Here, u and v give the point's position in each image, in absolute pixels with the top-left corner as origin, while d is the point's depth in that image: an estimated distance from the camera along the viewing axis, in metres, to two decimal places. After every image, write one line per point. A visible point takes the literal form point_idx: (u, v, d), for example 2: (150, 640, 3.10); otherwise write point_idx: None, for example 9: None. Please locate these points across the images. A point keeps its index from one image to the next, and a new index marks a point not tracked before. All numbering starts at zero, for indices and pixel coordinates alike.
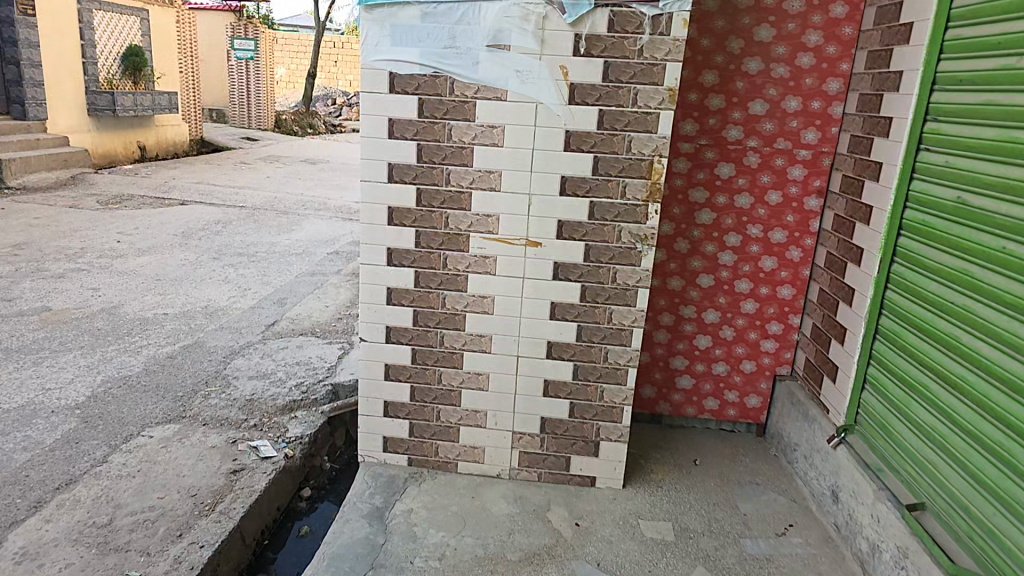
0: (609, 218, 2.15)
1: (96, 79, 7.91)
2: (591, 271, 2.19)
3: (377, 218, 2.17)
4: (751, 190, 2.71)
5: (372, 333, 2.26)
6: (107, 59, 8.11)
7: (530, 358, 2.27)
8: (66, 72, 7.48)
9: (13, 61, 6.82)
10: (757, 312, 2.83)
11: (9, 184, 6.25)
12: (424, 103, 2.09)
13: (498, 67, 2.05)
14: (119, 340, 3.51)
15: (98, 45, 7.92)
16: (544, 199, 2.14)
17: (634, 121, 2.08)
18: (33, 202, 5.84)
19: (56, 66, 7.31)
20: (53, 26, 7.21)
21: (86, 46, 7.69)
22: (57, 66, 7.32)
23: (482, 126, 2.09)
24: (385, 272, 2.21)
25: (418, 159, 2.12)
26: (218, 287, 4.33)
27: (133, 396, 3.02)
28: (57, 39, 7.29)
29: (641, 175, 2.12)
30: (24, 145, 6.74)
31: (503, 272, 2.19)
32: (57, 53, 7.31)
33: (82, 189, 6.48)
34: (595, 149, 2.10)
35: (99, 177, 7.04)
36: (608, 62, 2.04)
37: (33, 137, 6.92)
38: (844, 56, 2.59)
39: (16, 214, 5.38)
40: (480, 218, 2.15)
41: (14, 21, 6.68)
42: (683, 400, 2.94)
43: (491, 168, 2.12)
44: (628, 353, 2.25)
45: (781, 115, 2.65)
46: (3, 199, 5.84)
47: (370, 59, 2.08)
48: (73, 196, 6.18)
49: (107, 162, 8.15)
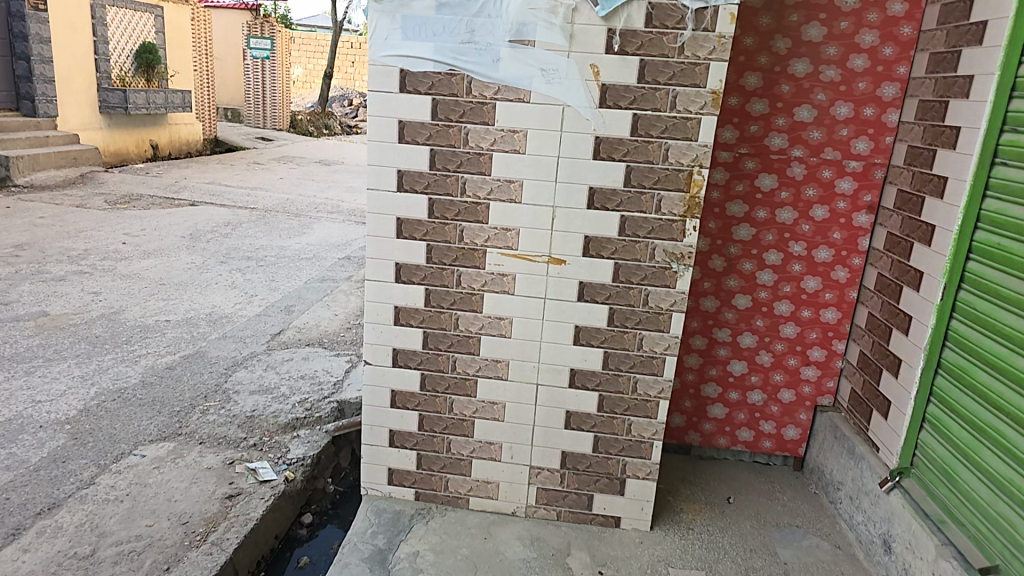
0: (641, 234, 1.93)
1: (109, 77, 7.86)
2: (621, 293, 1.98)
3: (385, 230, 1.98)
4: (795, 204, 2.48)
5: (377, 355, 2.06)
6: (120, 56, 8.06)
7: (551, 387, 2.06)
8: (78, 68, 7.42)
9: (24, 57, 6.76)
10: (798, 337, 2.59)
11: (16, 182, 6.18)
12: (438, 105, 1.89)
13: (521, 65, 1.85)
14: (117, 349, 3.36)
15: (111, 42, 7.86)
16: (570, 213, 1.93)
17: (672, 128, 1.86)
18: (39, 201, 5.75)
19: (68, 62, 7.25)
20: (66, 22, 7.16)
21: (98, 42, 7.63)
22: (69, 63, 7.27)
23: (502, 130, 1.89)
24: (393, 290, 2.01)
25: (431, 166, 1.92)
26: (222, 293, 4.17)
27: (128, 411, 2.86)
28: (69, 35, 7.23)
29: (679, 188, 1.90)
30: (33, 142, 6.68)
31: (522, 292, 1.99)
32: (69, 49, 7.25)
33: (91, 188, 6.39)
34: (627, 158, 1.89)
35: (109, 175, 6.96)
36: (644, 60, 1.83)
37: (42, 134, 6.85)
38: (901, 59, 2.35)
39: (21, 213, 5.29)
40: (498, 232, 1.95)
41: (25, 16, 6.62)
42: (714, 430, 2.71)
43: (512, 178, 1.92)
44: (660, 383, 2.05)
45: (829, 122, 2.41)
46: (10, 197, 5.77)
47: (378, 54, 1.88)
48: (81, 195, 6.09)
49: (118, 161, 8.09)
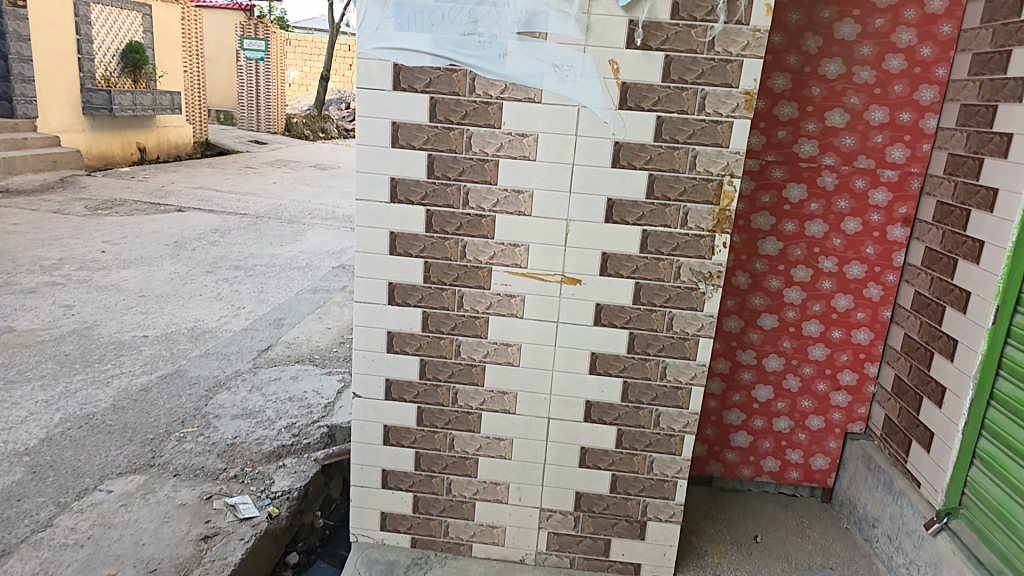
0: (665, 251, 1.72)
1: (93, 77, 7.60)
2: (643, 316, 1.76)
3: (376, 245, 1.75)
4: (826, 216, 2.26)
5: (367, 387, 1.83)
6: (105, 55, 7.79)
7: (564, 421, 1.84)
8: (59, 68, 7.14)
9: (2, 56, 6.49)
10: (827, 360, 2.38)
11: None
12: (436, 104, 1.67)
13: (530, 60, 1.63)
14: (88, 369, 3.13)
15: (95, 41, 7.59)
16: (587, 227, 1.71)
17: (700, 132, 1.65)
18: (14, 206, 5.48)
19: (49, 61, 6.97)
20: (46, 20, 6.88)
21: (81, 41, 7.36)
22: (49, 62, 6.99)
23: (510, 134, 1.67)
24: (386, 313, 1.78)
25: (429, 174, 1.70)
26: (207, 305, 3.93)
27: (95, 439, 2.66)
28: (50, 33, 6.95)
29: (707, 200, 1.69)
30: (10, 144, 6.41)
31: (532, 315, 1.77)
32: (50, 48, 6.98)
33: (72, 192, 6.13)
34: (650, 166, 1.67)
35: (90, 179, 6.70)
36: (670, 56, 1.61)
37: (20, 136, 6.58)
38: (940, 60, 2.12)
39: None
40: (505, 248, 1.73)
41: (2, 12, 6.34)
42: (737, 460, 2.49)
43: (521, 187, 1.70)
44: (685, 417, 1.83)
45: (863, 128, 2.19)
46: None
47: (368, 47, 1.65)
48: (60, 200, 5.83)
49: (103, 164, 7.87)
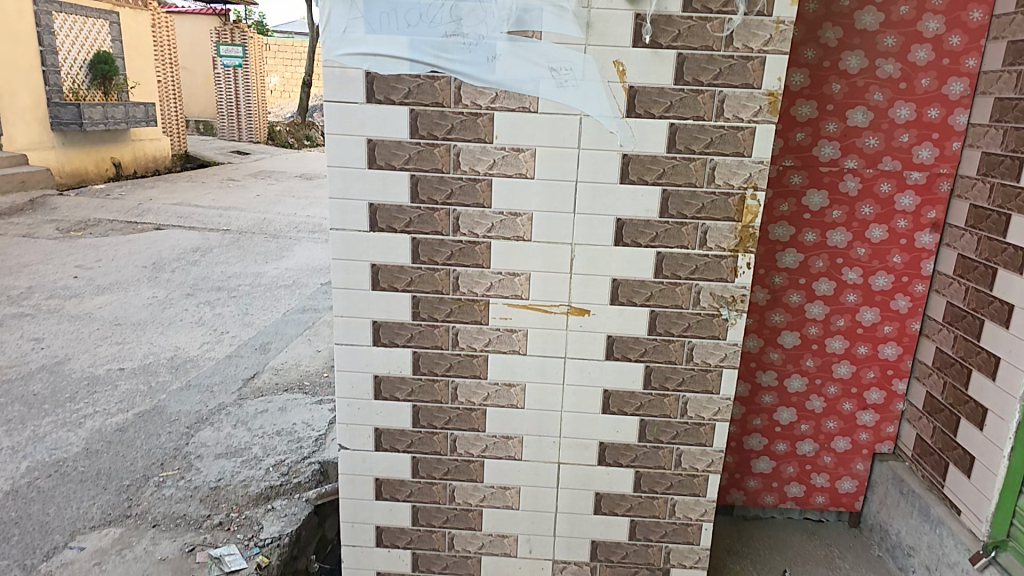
0: (682, 274, 1.53)
1: (60, 90, 7.31)
2: (660, 348, 1.57)
3: (357, 280, 1.54)
4: (849, 224, 2.08)
5: (354, 438, 1.63)
6: (71, 67, 7.51)
7: (575, 465, 1.65)
8: (23, 82, 6.84)
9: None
10: (853, 378, 2.20)
11: None
12: (418, 118, 1.46)
13: (524, 64, 1.43)
14: (57, 410, 2.92)
15: (60, 52, 7.30)
16: (594, 251, 1.52)
17: (719, 140, 1.46)
18: None
19: (12, 75, 6.68)
20: (7, 32, 6.58)
21: (45, 52, 7.06)
22: (13, 77, 6.69)
23: (504, 149, 1.47)
24: (371, 355, 1.58)
25: (413, 198, 1.50)
26: (188, 331, 3.72)
27: (65, 490, 2.45)
28: (12, 46, 6.65)
29: (729, 216, 1.50)
30: None
31: (536, 351, 1.58)
32: (12, 62, 6.67)
33: (43, 214, 5.88)
34: (663, 181, 1.48)
35: (62, 199, 6.43)
36: (682, 54, 1.42)
37: None
38: (971, 49, 1.94)
39: None
40: (504, 278, 1.54)
41: None
42: (759, 487, 2.31)
43: (517, 209, 1.50)
44: (708, 456, 1.65)
45: (887, 127, 2.01)
46: None
47: (334, 53, 1.43)
48: (29, 223, 5.58)
49: (75, 182, 7.62)
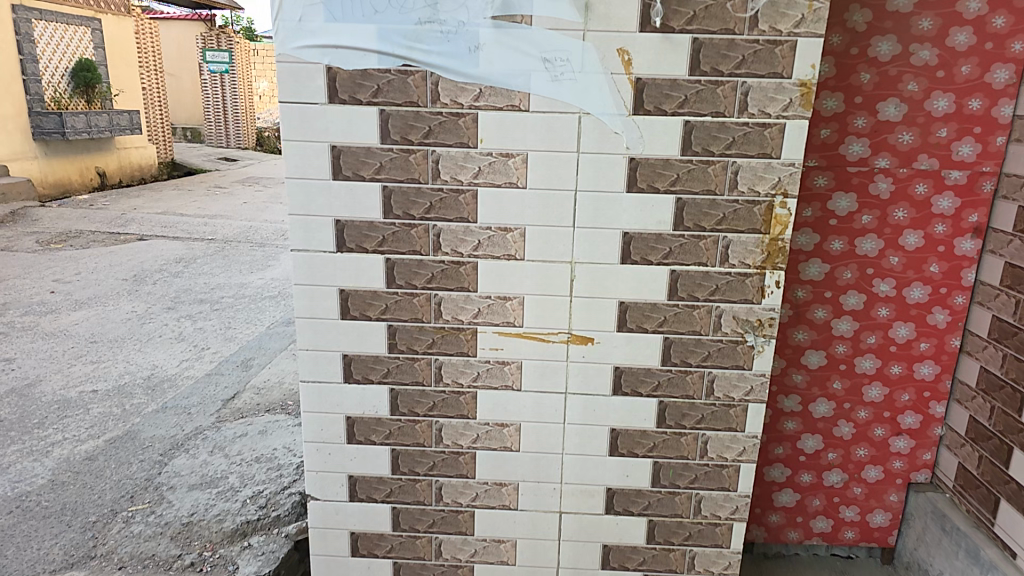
0: (700, 296, 1.32)
1: (41, 99, 7.14)
2: (676, 380, 1.36)
3: (324, 308, 1.34)
4: (880, 230, 1.86)
5: (325, 488, 1.43)
6: (52, 75, 7.33)
7: (579, 515, 1.44)
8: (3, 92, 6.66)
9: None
10: (886, 401, 1.98)
11: None
12: (389, 120, 1.25)
13: (511, 54, 1.22)
14: (24, 437, 2.72)
15: (41, 60, 7.12)
16: (597, 270, 1.31)
17: (743, 140, 1.25)
18: None
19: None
20: None
21: (25, 61, 6.87)
22: None
23: (491, 154, 1.26)
24: (341, 394, 1.37)
25: (386, 214, 1.29)
26: (167, 348, 3.53)
27: (26, 528, 2.23)
28: None
29: (754, 228, 1.28)
30: None
31: (533, 387, 1.37)
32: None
33: (23, 226, 5.72)
34: (676, 188, 1.27)
35: (45, 211, 6.27)
36: (698, 39, 1.21)
37: None
38: (1018, 31, 1.72)
39: None
40: (494, 302, 1.33)
41: None
42: (783, 522, 2.09)
43: (507, 224, 1.29)
44: (732, 502, 1.43)
45: (924, 120, 1.79)
46: None
47: (290, 46, 1.23)
48: (9, 235, 5.42)
49: (59, 192, 7.45)
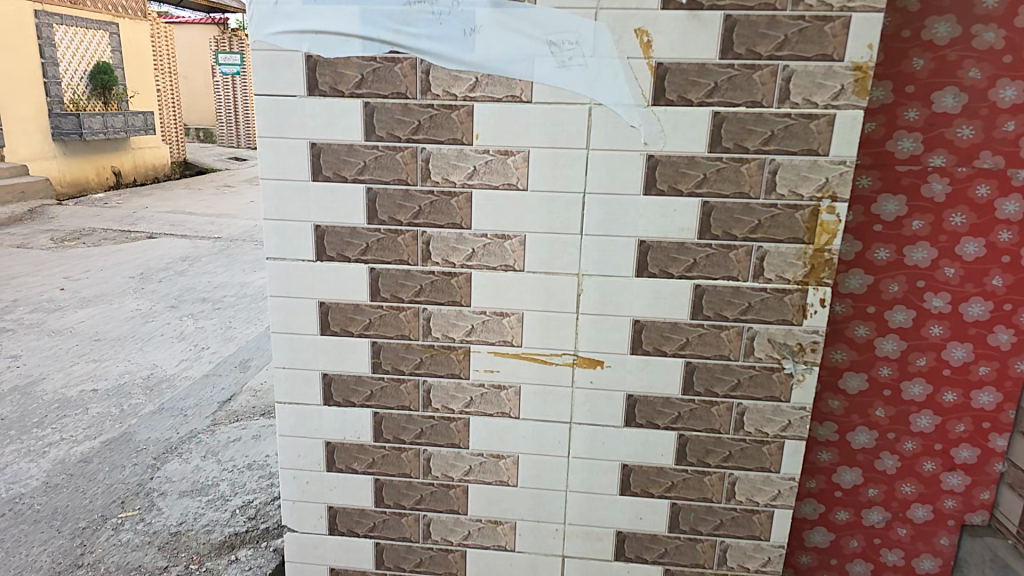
0: (730, 315, 1.13)
1: (60, 100, 7.26)
2: (699, 412, 1.18)
3: (302, 323, 1.20)
4: (934, 237, 1.55)
5: (302, 519, 1.29)
6: (71, 78, 7.45)
7: (584, 559, 1.27)
8: (24, 94, 6.80)
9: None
10: (937, 432, 1.66)
11: None
12: (373, 111, 1.11)
13: (511, 38, 1.06)
14: (23, 437, 2.69)
15: (61, 63, 7.26)
16: (608, 284, 1.14)
17: (783, 134, 1.06)
18: None
19: (14, 87, 6.65)
20: (9, 43, 6.54)
21: (46, 64, 7.01)
22: (14, 88, 6.66)
23: (487, 152, 1.11)
24: (320, 417, 1.24)
25: (370, 218, 1.15)
26: (168, 348, 3.50)
27: (16, 533, 2.16)
28: (14, 58, 6.62)
29: (795, 237, 1.10)
30: None
31: (533, 415, 1.20)
32: (12, 74, 6.63)
33: (41, 224, 5.83)
34: (703, 190, 1.09)
35: (62, 210, 6.40)
36: (732, 16, 1.03)
37: None
38: None
39: None
40: (489, 319, 1.17)
41: None
42: (813, 565, 1.80)
43: (505, 230, 1.13)
44: (763, 552, 1.24)
45: (988, 112, 1.49)
46: None
47: (264, 32, 1.09)
48: (26, 233, 5.53)
49: (77, 191, 7.59)
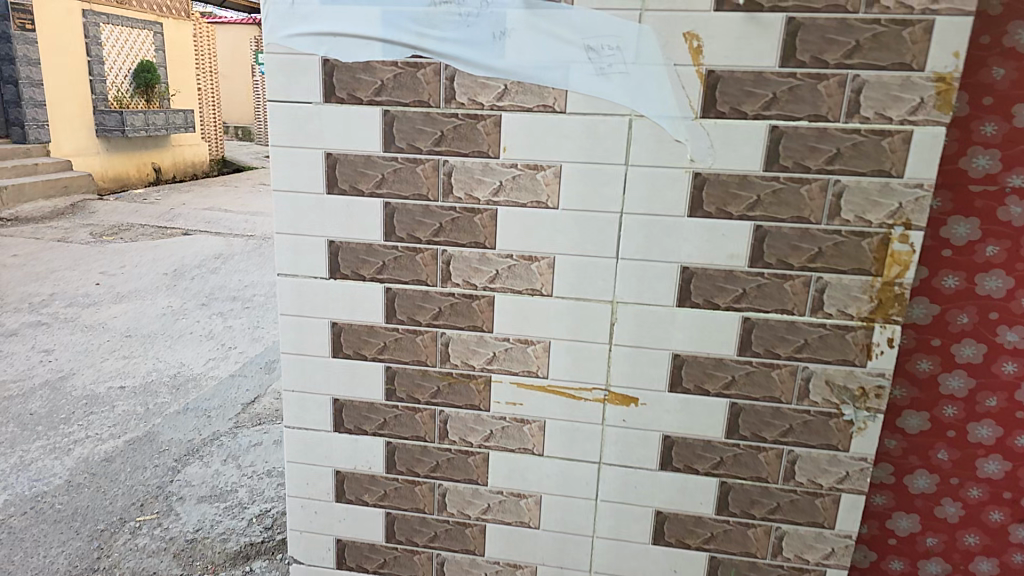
0: (783, 353, 1.01)
1: (105, 98, 7.47)
2: (744, 458, 1.06)
3: (314, 343, 1.13)
4: (1011, 265, 1.33)
5: (310, 551, 1.22)
6: (116, 76, 7.67)
7: None
8: (70, 90, 7.02)
9: (11, 81, 6.41)
10: (1008, 479, 1.43)
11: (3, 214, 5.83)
12: (393, 121, 1.03)
13: (544, 42, 0.97)
14: (50, 433, 2.70)
15: (106, 62, 7.46)
16: (644, 313, 1.04)
17: (851, 152, 0.94)
18: (19, 236, 5.35)
19: (60, 84, 6.87)
20: (57, 42, 6.76)
21: (93, 62, 7.22)
22: (61, 86, 6.88)
23: (515, 166, 1.01)
24: (330, 445, 1.16)
25: (387, 235, 1.07)
26: (196, 346, 3.51)
27: (36, 532, 2.14)
28: (61, 57, 6.84)
29: (861, 268, 0.97)
30: (21, 170, 6.31)
31: (558, 453, 1.10)
32: (59, 71, 6.85)
33: (82, 218, 5.99)
34: (756, 214, 0.98)
35: (102, 204, 6.56)
36: (794, 20, 0.91)
37: (32, 162, 6.50)
38: None
39: None
40: (512, 347, 1.08)
41: (11, 37, 6.27)
42: None
43: (533, 251, 1.04)
44: None
45: None
46: None
47: (280, 34, 1.03)
48: (67, 227, 5.68)
49: (118, 187, 7.77)
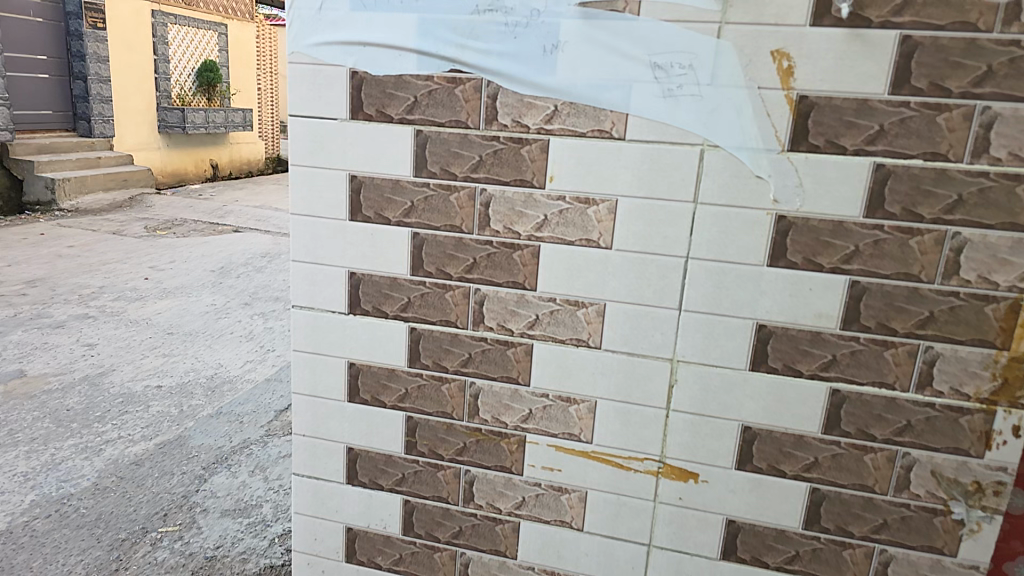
0: (878, 435, 0.84)
1: (170, 95, 7.70)
2: (823, 554, 0.89)
3: (330, 384, 1.02)
4: None
5: None
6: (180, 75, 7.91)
7: None
8: (136, 87, 7.25)
9: (81, 77, 6.67)
10: None
11: (62, 205, 6.06)
12: (425, 142, 0.90)
13: (604, 57, 0.83)
14: (83, 431, 2.70)
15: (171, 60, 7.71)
16: (710, 376, 0.88)
17: (979, 199, 0.76)
18: (77, 227, 5.53)
19: (127, 80, 7.12)
20: (127, 41, 7.01)
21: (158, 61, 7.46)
22: (128, 83, 7.13)
23: (563, 199, 0.87)
24: (343, 498, 1.05)
25: (414, 269, 0.94)
26: (235, 347, 3.50)
27: (57, 537, 2.07)
28: (130, 55, 7.09)
29: (983, 340, 0.79)
30: (82, 163, 6.51)
31: (599, 528, 0.95)
32: (127, 68, 7.10)
33: (138, 212, 6.16)
34: (853, 268, 0.81)
35: (158, 198, 6.74)
36: (911, 37, 0.74)
37: (95, 155, 6.72)
38: None
39: (54, 241, 5.07)
40: (552, 404, 0.93)
41: (82, 35, 6.52)
42: None
43: (580, 297, 0.90)
44: None
45: None
46: (50, 223, 5.62)
47: (306, 42, 0.92)
48: (122, 219, 5.85)
49: (176, 181, 7.98)
